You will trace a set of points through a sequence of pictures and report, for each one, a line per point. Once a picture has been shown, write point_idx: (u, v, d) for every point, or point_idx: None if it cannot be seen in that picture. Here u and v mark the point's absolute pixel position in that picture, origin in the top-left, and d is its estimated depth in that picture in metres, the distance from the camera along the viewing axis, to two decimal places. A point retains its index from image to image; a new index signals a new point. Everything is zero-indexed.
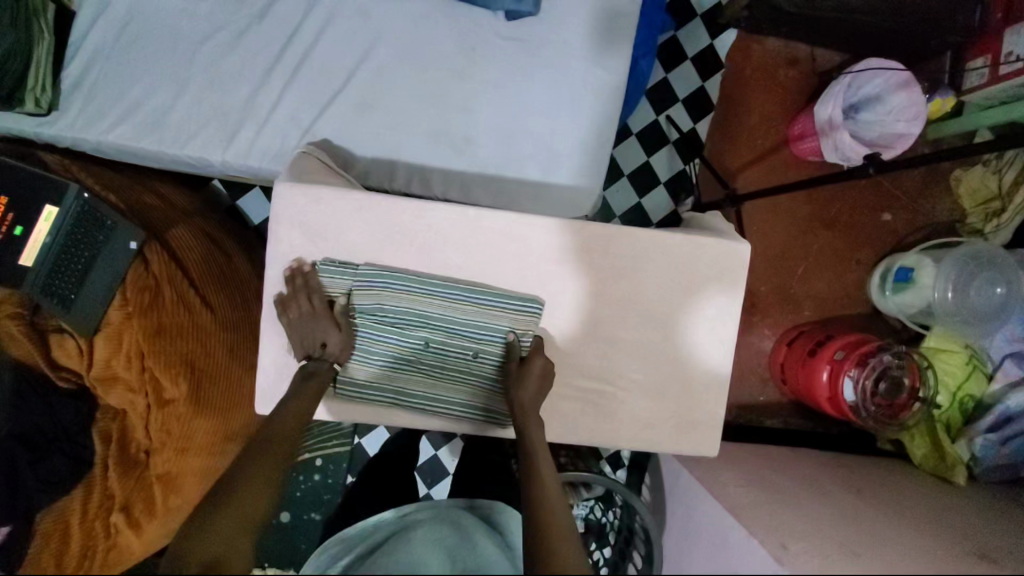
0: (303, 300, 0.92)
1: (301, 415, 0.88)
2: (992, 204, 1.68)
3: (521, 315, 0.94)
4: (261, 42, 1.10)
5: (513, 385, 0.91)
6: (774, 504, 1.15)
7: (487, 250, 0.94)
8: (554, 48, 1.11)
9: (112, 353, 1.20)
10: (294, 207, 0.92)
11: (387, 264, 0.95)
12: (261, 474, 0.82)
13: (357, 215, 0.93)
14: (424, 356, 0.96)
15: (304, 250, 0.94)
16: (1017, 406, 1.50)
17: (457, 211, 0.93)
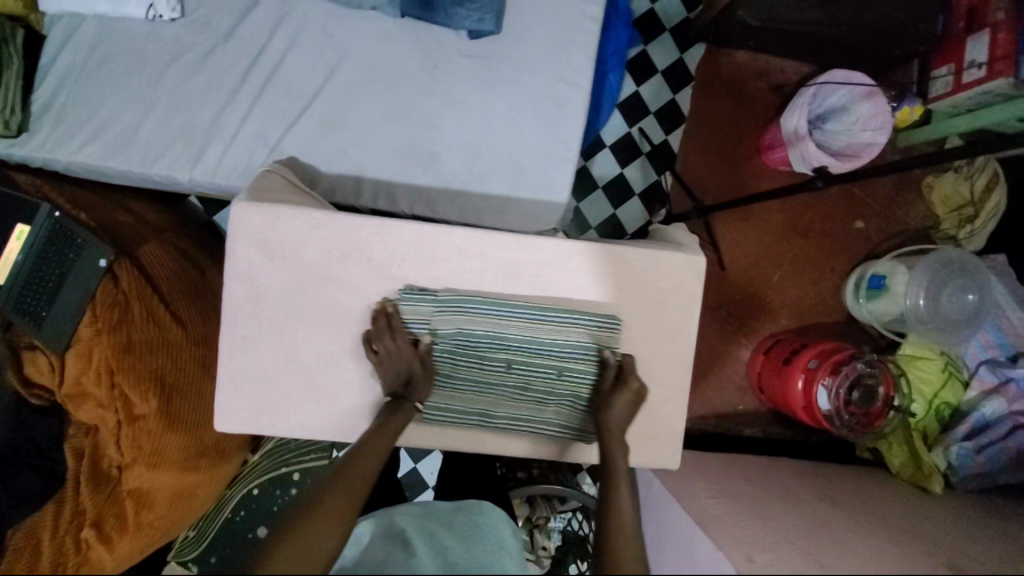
0: (390, 339, 0.85)
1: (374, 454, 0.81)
2: (965, 211, 1.69)
3: (602, 330, 0.89)
4: (227, 62, 1.12)
5: (605, 411, 0.86)
6: (748, 516, 1.12)
7: (442, 267, 0.87)
8: (516, 64, 1.12)
9: (81, 372, 1.19)
10: (252, 227, 0.82)
11: (343, 284, 0.85)
12: (334, 521, 0.74)
13: (313, 234, 0.83)
14: (508, 380, 0.89)
15: (262, 271, 0.84)
16: (992, 414, 1.51)
17: (414, 227, 0.86)
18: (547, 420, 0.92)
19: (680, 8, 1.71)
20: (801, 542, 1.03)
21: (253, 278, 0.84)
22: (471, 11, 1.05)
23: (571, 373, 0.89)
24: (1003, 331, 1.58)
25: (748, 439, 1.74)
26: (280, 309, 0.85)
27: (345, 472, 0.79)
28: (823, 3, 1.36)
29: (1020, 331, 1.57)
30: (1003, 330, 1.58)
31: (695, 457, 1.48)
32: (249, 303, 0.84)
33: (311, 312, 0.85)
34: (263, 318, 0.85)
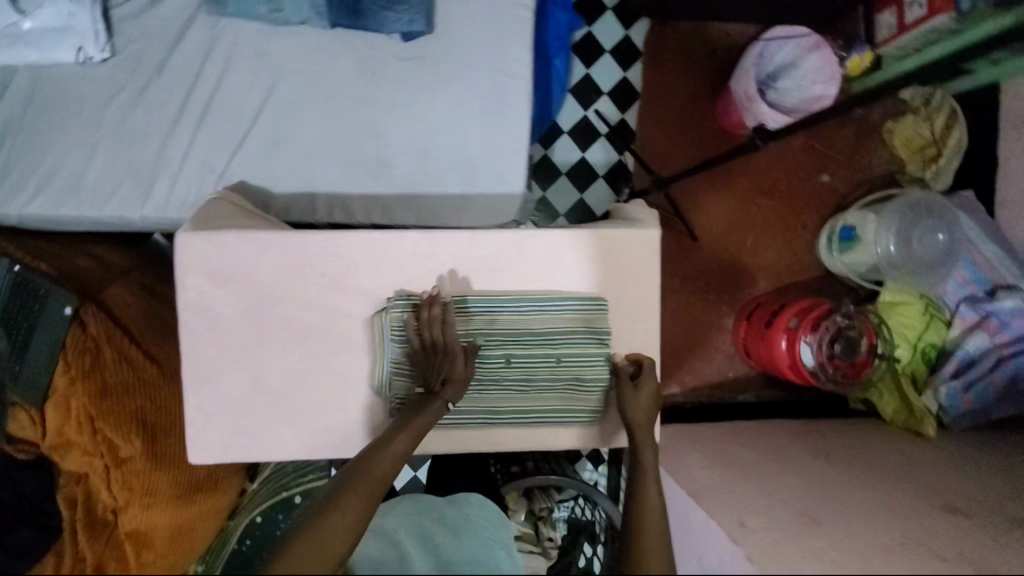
0: (437, 330, 0.83)
1: (396, 453, 0.80)
2: (929, 150, 1.69)
3: (596, 315, 0.88)
4: (164, 96, 1.11)
5: (631, 405, 0.86)
6: (741, 478, 1.12)
7: (397, 271, 0.86)
8: (453, 61, 1.12)
9: (63, 421, 1.18)
10: (198, 257, 0.81)
11: (297, 300, 0.84)
12: (352, 522, 0.71)
13: (263, 256, 0.82)
14: (512, 374, 0.88)
15: (213, 299, 0.82)
16: (976, 350, 1.51)
17: (362, 237, 0.84)
18: (559, 411, 0.90)
19: None
20: (795, 500, 1.03)
21: (204, 307, 0.82)
22: (399, 13, 1.04)
23: (579, 359, 0.88)
24: (977, 265, 1.57)
25: (742, 405, 1.74)
26: (238, 334, 0.84)
27: (366, 471, 0.77)
28: None
29: (993, 265, 1.57)
30: (977, 265, 1.57)
31: (694, 430, 1.47)
32: (205, 331, 0.83)
33: (270, 334, 0.84)
34: (223, 347, 0.83)
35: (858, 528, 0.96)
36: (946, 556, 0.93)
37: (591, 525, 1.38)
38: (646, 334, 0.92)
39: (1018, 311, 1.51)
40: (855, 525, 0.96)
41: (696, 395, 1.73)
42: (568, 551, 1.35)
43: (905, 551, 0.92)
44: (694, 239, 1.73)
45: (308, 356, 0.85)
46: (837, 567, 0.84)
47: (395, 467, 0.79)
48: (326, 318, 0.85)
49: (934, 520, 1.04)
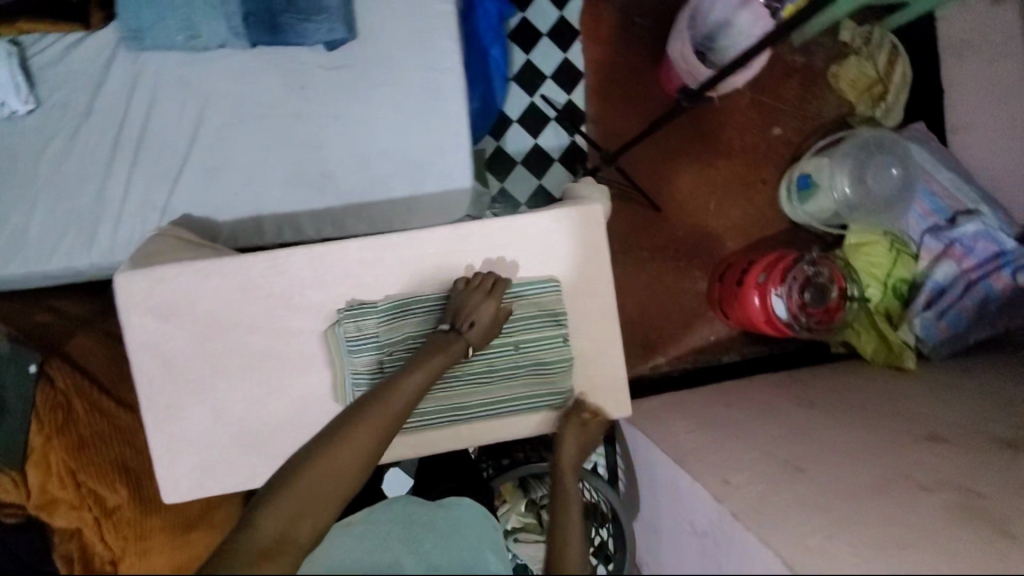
0: (484, 285, 0.86)
1: (405, 390, 0.79)
2: (876, 88, 1.72)
3: (550, 308, 0.89)
4: (95, 139, 1.09)
5: (563, 441, 0.86)
6: (726, 433, 1.12)
7: (344, 282, 0.86)
8: (381, 63, 1.11)
9: (45, 480, 1.16)
10: (141, 294, 0.81)
11: (248, 324, 0.84)
12: (356, 458, 0.73)
13: (207, 284, 0.83)
14: (474, 368, 0.89)
15: (165, 336, 0.82)
16: (945, 278, 1.52)
17: (304, 251, 0.84)
18: (524, 403, 0.90)
19: None
20: (780, 450, 1.04)
21: (154, 345, 0.83)
22: (319, 23, 1.03)
23: (545, 347, 0.89)
24: (935, 195, 1.57)
25: (728, 365, 1.74)
26: (193, 367, 0.83)
27: (376, 407, 0.77)
28: None
29: (952, 192, 1.58)
30: (936, 195, 1.57)
31: (682, 395, 1.46)
32: (163, 369, 0.83)
33: (225, 363, 0.84)
34: (178, 383, 0.83)
35: (840, 470, 0.97)
36: (930, 485, 0.95)
37: (599, 505, 1.31)
38: (602, 307, 0.93)
39: (982, 234, 1.51)
40: (837, 467, 0.98)
41: (681, 363, 1.73)
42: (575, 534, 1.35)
43: (889, 488, 0.93)
44: (656, 210, 1.73)
45: (269, 380, 0.84)
46: (824, 514, 0.85)
47: (408, 401, 0.79)
48: (278, 338, 0.84)
49: (920, 451, 1.06)
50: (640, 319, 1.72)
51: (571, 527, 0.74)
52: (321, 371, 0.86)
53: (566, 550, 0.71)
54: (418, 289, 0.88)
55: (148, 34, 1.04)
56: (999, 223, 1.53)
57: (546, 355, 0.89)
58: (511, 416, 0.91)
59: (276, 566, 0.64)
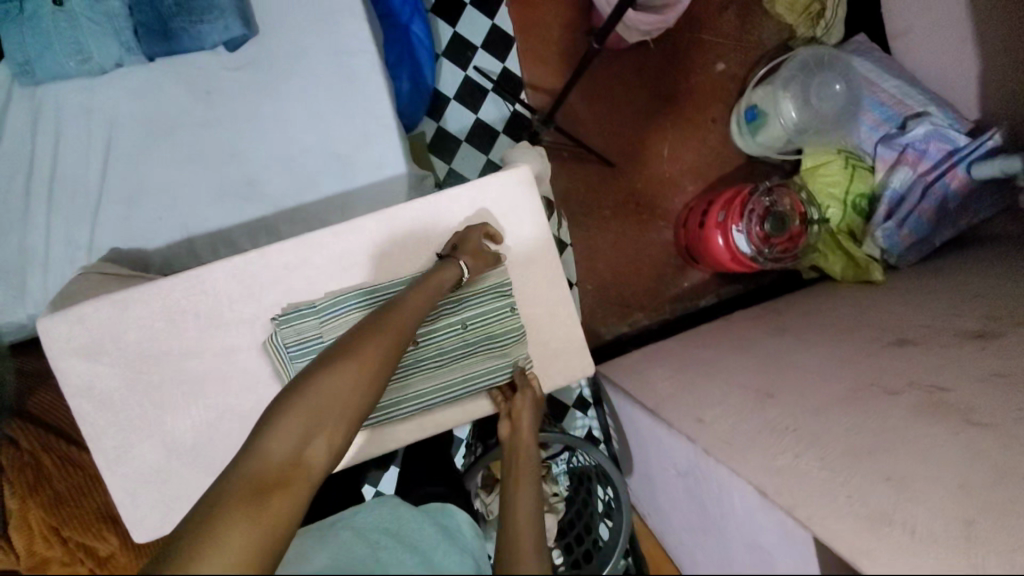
0: (476, 227, 0.86)
1: (410, 310, 0.76)
2: (813, 7, 1.68)
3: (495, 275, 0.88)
4: (4, 185, 1.03)
5: (512, 418, 0.83)
6: (701, 374, 1.11)
7: (278, 288, 0.83)
8: (290, 58, 1.06)
9: (29, 541, 1.12)
10: (65, 336, 0.79)
11: (183, 348, 0.81)
12: (366, 377, 0.69)
13: (132, 313, 0.80)
14: (426, 353, 0.86)
15: (100, 375, 0.80)
16: (902, 185, 1.50)
17: (228, 263, 0.82)
18: (482, 380, 0.88)
19: None
20: (751, 380, 1.03)
21: (92, 387, 0.80)
22: (213, 22, 0.98)
23: (497, 318, 0.88)
24: (883, 104, 1.56)
25: (705, 308, 1.73)
26: (130, 404, 0.80)
27: (383, 324, 0.73)
28: None
29: (899, 98, 1.55)
30: (884, 104, 1.56)
31: (660, 345, 1.44)
32: (102, 409, 0.80)
33: (166, 395, 0.81)
34: (120, 422, 0.80)
35: (810, 391, 0.97)
36: (898, 389, 0.94)
37: (595, 469, 1.25)
38: (548, 267, 0.92)
39: (933, 135, 1.48)
40: (807, 389, 0.97)
41: (656, 314, 1.72)
42: (575, 500, 1.32)
43: (857, 399, 0.92)
44: (610, 165, 1.70)
45: (215, 403, 0.82)
46: (794, 435, 0.84)
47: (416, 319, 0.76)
48: (217, 360, 0.82)
49: (887, 358, 1.05)
50: (609, 278, 1.71)
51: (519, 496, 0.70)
52: (269, 384, 0.83)
53: (513, 516, 0.67)
54: (351, 284, 0.86)
55: (37, 65, 0.98)
56: (950, 122, 1.50)
57: (497, 326, 0.88)
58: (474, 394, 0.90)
59: (289, 491, 0.61)
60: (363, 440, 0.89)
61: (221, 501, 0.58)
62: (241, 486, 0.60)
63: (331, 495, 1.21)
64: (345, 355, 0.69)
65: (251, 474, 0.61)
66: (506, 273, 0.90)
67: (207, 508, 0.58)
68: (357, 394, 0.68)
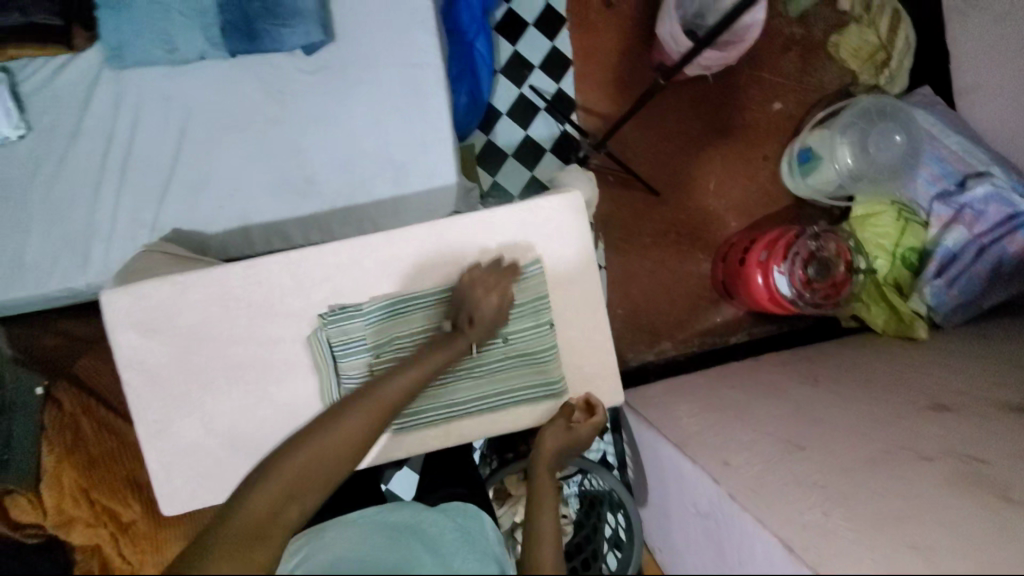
0: (495, 280, 0.84)
1: (405, 381, 0.80)
2: (879, 55, 1.67)
3: (533, 288, 0.87)
4: (82, 159, 1.10)
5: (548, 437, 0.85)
6: (729, 415, 1.09)
7: (325, 286, 0.85)
8: (361, 65, 1.11)
9: (60, 495, 1.16)
10: (122, 311, 0.82)
11: (229, 334, 0.84)
12: (349, 448, 0.75)
13: (186, 296, 0.83)
14: (463, 363, 0.88)
15: (151, 350, 0.83)
16: (956, 244, 1.46)
17: (280, 256, 0.84)
18: (512, 394, 0.89)
19: None
20: (781, 427, 1.02)
21: (144, 360, 0.83)
22: (294, 27, 1.03)
23: (527, 338, 0.88)
24: (944, 160, 1.52)
25: (737, 346, 1.70)
26: (173, 382, 0.83)
27: (373, 396, 0.78)
28: None
29: (961, 156, 1.51)
30: (944, 160, 1.52)
31: (688, 379, 1.42)
32: (148, 385, 0.83)
33: (210, 377, 0.84)
34: (164, 398, 0.83)
35: (842, 447, 0.94)
36: (932, 455, 0.92)
37: (608, 494, 1.26)
38: (589, 291, 0.92)
39: (993, 197, 1.44)
40: (839, 444, 0.95)
41: (686, 346, 1.70)
42: (583, 524, 1.34)
43: (888, 461, 0.90)
44: (655, 194, 1.70)
45: (255, 389, 0.84)
46: (821, 491, 0.83)
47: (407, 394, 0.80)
48: (260, 348, 0.84)
49: (926, 422, 1.02)
50: (644, 306, 1.70)
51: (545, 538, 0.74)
52: (306, 377, 0.85)
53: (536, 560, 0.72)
54: (394, 290, 0.87)
55: (127, 51, 1.05)
56: (1014, 184, 1.45)
57: (531, 342, 0.88)
58: (503, 409, 0.90)
59: (264, 546, 0.68)
60: (385, 441, 0.90)
61: (208, 551, 0.65)
62: (227, 539, 0.66)
63: (348, 491, 1.23)
64: (330, 424, 0.75)
65: (236, 528, 0.68)
66: (548, 292, 0.90)
67: (195, 557, 0.65)
68: (337, 463, 0.74)
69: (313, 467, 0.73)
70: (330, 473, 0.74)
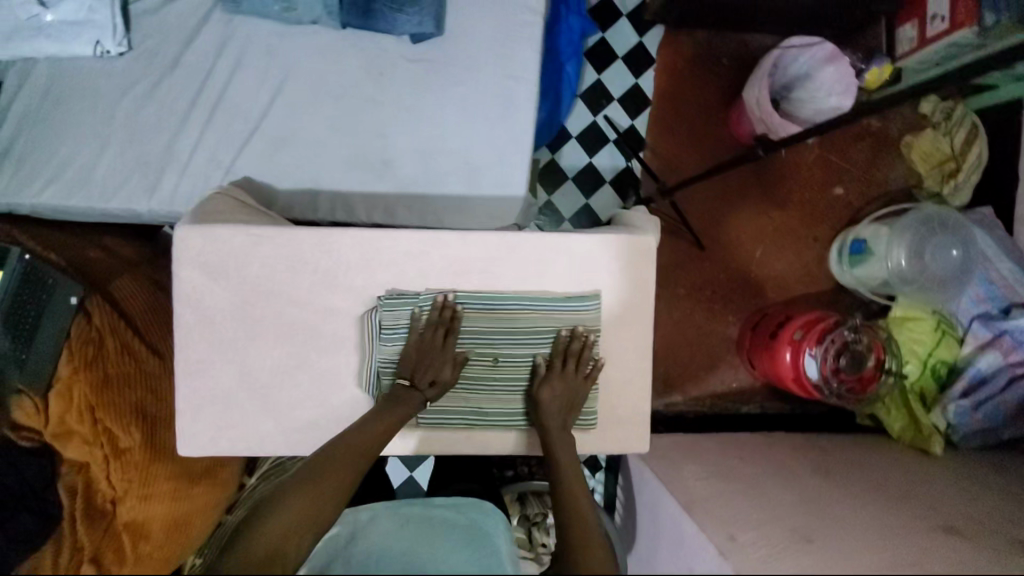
0: (438, 335, 0.88)
1: (371, 432, 0.84)
2: (947, 165, 1.66)
3: (585, 314, 0.91)
4: (176, 90, 1.16)
5: (542, 393, 0.88)
6: (738, 489, 1.08)
7: (390, 270, 0.89)
8: (461, 65, 1.15)
9: (64, 410, 1.17)
10: (193, 250, 0.85)
11: (289, 294, 0.88)
12: (331, 494, 0.79)
13: (257, 249, 0.86)
14: (503, 374, 0.91)
15: (208, 293, 0.85)
16: (988, 368, 1.46)
17: (354, 232, 0.88)
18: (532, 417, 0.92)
19: None
20: (790, 513, 1.01)
21: (198, 300, 0.85)
22: (410, 15, 1.08)
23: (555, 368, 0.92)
24: (993, 284, 1.52)
25: (746, 417, 1.69)
26: (227, 328, 0.86)
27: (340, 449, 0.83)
28: None
29: (1011, 283, 1.52)
30: (993, 283, 1.52)
31: (693, 439, 1.43)
32: (199, 327, 0.86)
33: (260, 329, 0.87)
34: (212, 339, 0.87)
35: (851, 549, 0.93)
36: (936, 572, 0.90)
37: None
38: (637, 336, 0.93)
39: None
40: (847, 545, 0.94)
41: (697, 405, 1.69)
42: None
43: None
44: (701, 248, 1.71)
45: (295, 352, 0.88)
46: None
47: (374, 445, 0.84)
48: (320, 315, 0.88)
49: (936, 541, 1.01)
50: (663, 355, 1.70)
51: (582, 510, 0.79)
52: (348, 354, 0.89)
53: (577, 529, 0.76)
54: (457, 289, 0.90)
55: None
56: None
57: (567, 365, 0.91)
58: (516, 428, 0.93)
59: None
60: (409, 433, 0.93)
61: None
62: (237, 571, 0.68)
63: None
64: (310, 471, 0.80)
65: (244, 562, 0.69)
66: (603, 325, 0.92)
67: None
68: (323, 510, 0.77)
69: (303, 508, 0.76)
70: (321, 513, 0.77)
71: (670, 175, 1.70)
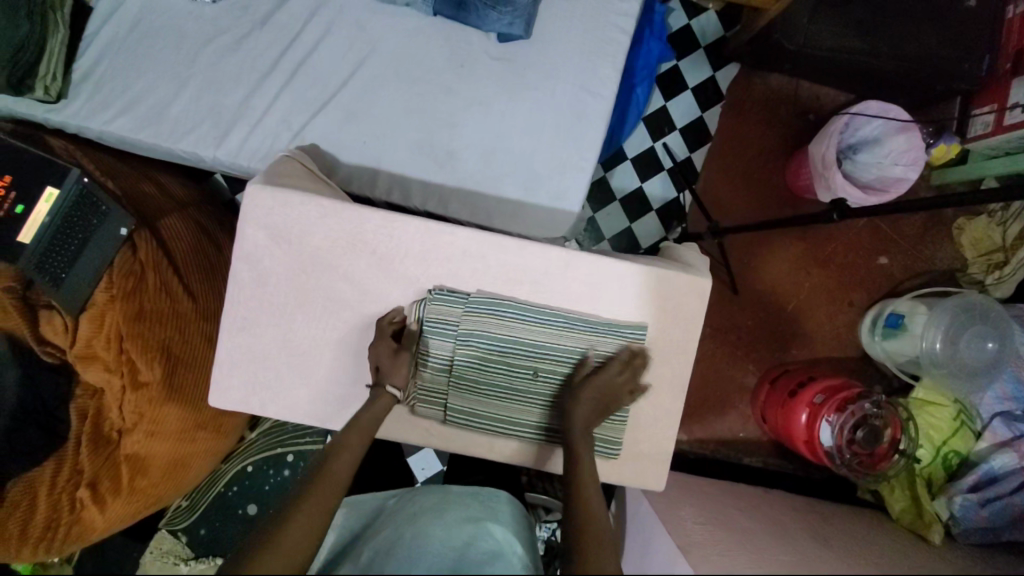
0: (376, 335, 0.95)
1: (344, 466, 0.85)
2: (995, 256, 1.63)
3: (626, 342, 0.94)
4: (261, 46, 1.18)
5: (581, 393, 0.90)
6: (738, 546, 1.03)
7: (444, 265, 0.96)
8: (540, 71, 1.15)
9: (93, 334, 1.18)
10: (261, 209, 0.93)
11: (342, 267, 0.96)
12: (309, 522, 0.76)
13: (322, 221, 0.94)
14: (536, 388, 0.95)
15: (270, 254, 0.95)
16: (1002, 468, 1.44)
17: (417, 225, 0.94)
18: (495, 424, 0.96)
19: (717, 27, 1.69)
20: (785, 560, 1.00)
21: (256, 260, 0.96)
22: (502, 14, 1.10)
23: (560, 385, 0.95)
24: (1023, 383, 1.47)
25: (747, 467, 1.69)
26: (279, 294, 0.96)
27: (316, 486, 0.81)
28: (865, 32, 1.32)
29: None
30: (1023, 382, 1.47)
31: (688, 477, 1.45)
32: (253, 284, 0.96)
33: (310, 298, 0.96)
34: (265, 300, 0.97)
35: None
36: None
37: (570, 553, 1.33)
38: (672, 373, 0.97)
39: None
40: None
41: (702, 448, 1.68)
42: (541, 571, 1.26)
43: None
44: (734, 293, 1.70)
45: (342, 328, 0.97)
46: None
47: (346, 477, 0.84)
48: (366, 294, 0.96)
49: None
50: None
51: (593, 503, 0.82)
52: None
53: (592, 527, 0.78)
54: (507, 296, 0.96)
55: None
56: None
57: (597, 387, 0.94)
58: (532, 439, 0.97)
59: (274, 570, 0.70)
60: (436, 426, 1.00)
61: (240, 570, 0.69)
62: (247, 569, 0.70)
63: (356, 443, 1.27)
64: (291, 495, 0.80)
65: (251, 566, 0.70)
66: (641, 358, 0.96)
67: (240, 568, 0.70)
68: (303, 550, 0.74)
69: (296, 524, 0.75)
70: (308, 521, 0.76)
71: (718, 211, 1.69)
